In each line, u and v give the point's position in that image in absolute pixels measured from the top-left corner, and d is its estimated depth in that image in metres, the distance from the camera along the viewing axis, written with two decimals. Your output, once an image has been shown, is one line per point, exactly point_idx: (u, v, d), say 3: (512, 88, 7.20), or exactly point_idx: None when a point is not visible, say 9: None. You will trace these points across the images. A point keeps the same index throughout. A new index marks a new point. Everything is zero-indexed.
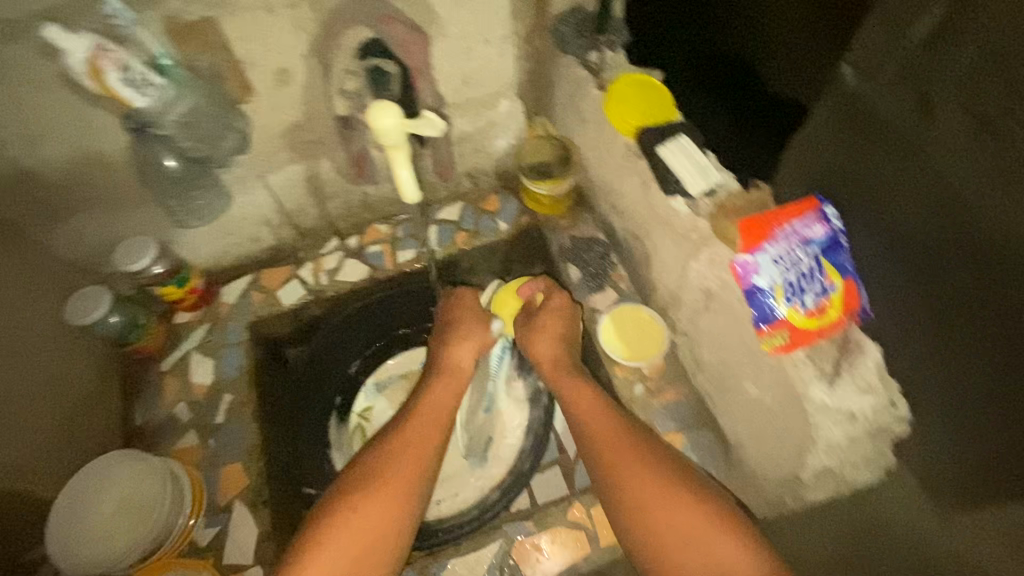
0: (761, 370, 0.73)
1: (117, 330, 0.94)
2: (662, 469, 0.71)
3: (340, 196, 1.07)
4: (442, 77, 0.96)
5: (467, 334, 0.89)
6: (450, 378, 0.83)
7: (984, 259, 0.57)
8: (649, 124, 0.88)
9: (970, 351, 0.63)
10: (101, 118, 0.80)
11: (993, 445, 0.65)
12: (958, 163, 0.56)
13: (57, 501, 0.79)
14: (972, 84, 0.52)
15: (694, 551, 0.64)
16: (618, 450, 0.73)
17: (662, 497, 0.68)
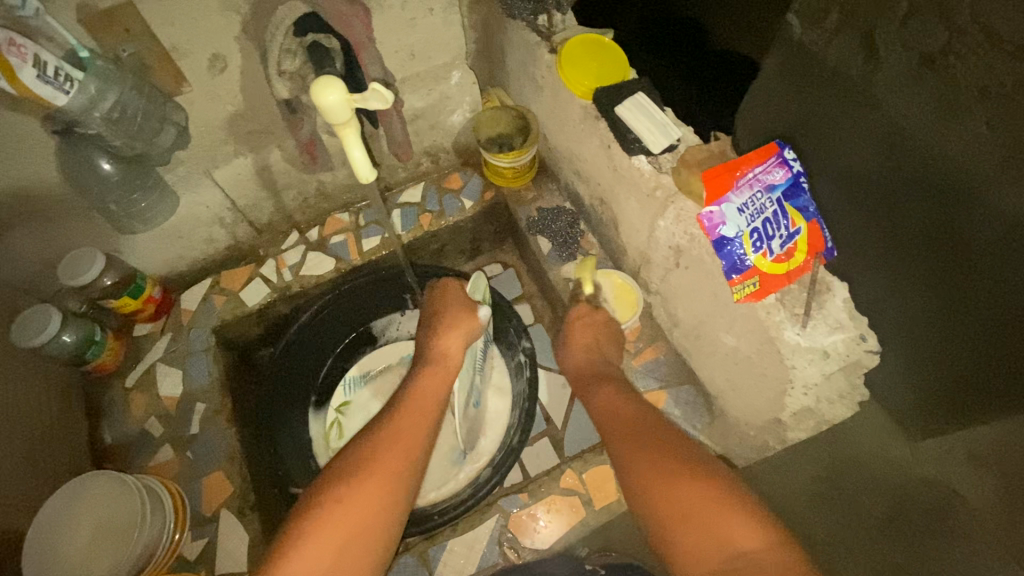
0: (734, 321, 0.74)
1: (72, 349, 0.89)
2: (648, 431, 0.73)
3: (294, 187, 1.03)
4: (390, 53, 0.93)
5: (458, 322, 0.88)
6: (438, 369, 0.82)
7: (934, 196, 0.58)
8: (604, 85, 0.85)
9: (922, 287, 0.65)
10: (19, 122, 0.74)
11: (959, 368, 0.66)
12: (903, 103, 0.57)
13: (35, 524, 0.76)
14: (912, 24, 0.53)
15: (696, 529, 0.60)
16: (631, 426, 0.74)
17: (657, 459, 0.68)
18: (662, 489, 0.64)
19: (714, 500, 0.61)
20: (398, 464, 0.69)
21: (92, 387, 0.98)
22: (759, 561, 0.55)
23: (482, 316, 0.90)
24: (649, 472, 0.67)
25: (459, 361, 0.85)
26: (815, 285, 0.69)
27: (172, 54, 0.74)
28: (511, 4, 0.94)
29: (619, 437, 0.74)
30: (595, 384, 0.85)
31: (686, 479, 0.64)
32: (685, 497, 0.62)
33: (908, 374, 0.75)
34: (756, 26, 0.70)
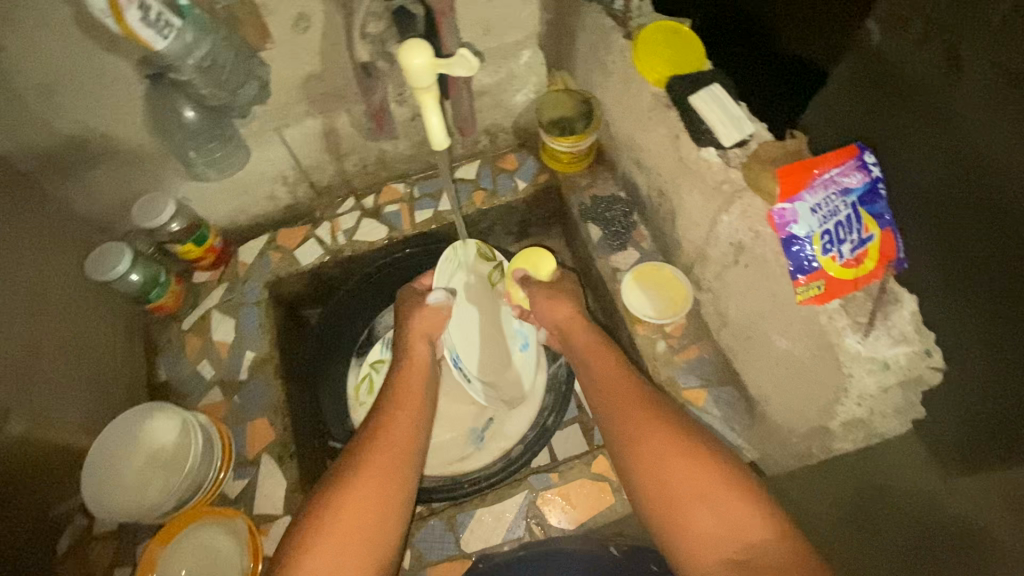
0: (792, 324, 0.73)
1: (138, 287, 0.94)
2: (641, 408, 0.73)
3: (356, 152, 1.05)
4: (464, 27, 0.94)
5: (423, 321, 0.87)
6: (415, 366, 0.83)
7: (1004, 220, 0.56)
8: (678, 74, 0.84)
9: (976, 313, 0.62)
10: (115, 64, 0.77)
11: (1005, 406, 0.63)
12: (984, 123, 0.55)
13: (88, 458, 0.81)
14: (1001, 39, 0.51)
15: (704, 507, 0.63)
16: (626, 402, 0.74)
17: (667, 442, 0.68)
18: (661, 472, 0.67)
19: (724, 487, 0.64)
20: (387, 464, 0.70)
21: (151, 326, 1.02)
22: (769, 551, 0.59)
23: (434, 305, 0.89)
24: (646, 453, 0.69)
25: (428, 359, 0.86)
26: (882, 296, 0.67)
27: (261, 9, 0.77)
28: None
29: (616, 408, 0.74)
30: (588, 356, 0.83)
31: (694, 458, 0.67)
32: (691, 482, 0.65)
33: (937, 405, 0.71)
34: (833, 30, 0.66)
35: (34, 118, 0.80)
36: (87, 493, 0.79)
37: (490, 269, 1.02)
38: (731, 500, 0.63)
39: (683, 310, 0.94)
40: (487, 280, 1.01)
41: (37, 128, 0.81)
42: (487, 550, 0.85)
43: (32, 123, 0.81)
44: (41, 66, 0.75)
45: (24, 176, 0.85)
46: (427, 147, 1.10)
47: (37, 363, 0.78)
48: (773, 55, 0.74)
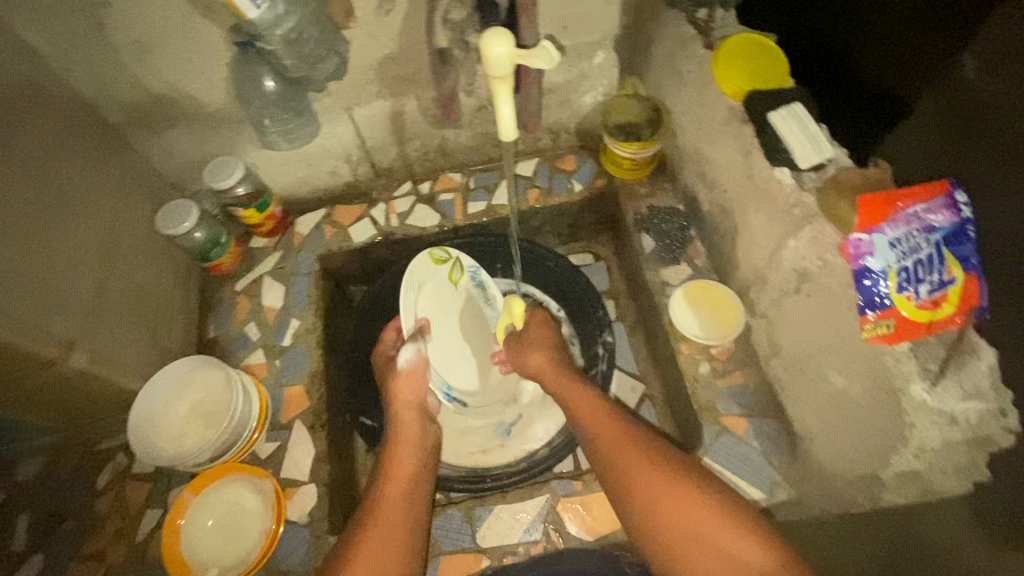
0: (855, 361, 0.69)
1: (199, 244, 0.98)
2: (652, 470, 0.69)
3: (419, 138, 1.07)
4: (543, 22, 0.94)
5: (401, 389, 0.87)
6: (404, 439, 0.82)
7: None
8: (758, 89, 0.81)
9: None
10: (208, 30, 0.81)
11: None
12: None
13: (139, 396, 0.85)
14: None
15: (704, 545, 0.63)
16: (647, 477, 0.69)
17: (670, 490, 0.67)
18: (663, 507, 0.67)
19: (721, 516, 0.64)
20: (385, 544, 0.69)
21: (207, 283, 1.06)
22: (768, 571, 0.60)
23: (406, 368, 0.88)
24: (638, 488, 0.69)
25: (418, 426, 0.84)
26: (958, 346, 0.62)
27: None
28: None
29: (636, 496, 0.69)
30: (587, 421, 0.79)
31: (682, 488, 0.67)
32: (687, 514, 0.65)
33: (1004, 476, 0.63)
34: (920, 62, 0.62)
35: (130, 74, 0.85)
36: (132, 429, 0.83)
37: (449, 270, 1.00)
38: (729, 532, 0.63)
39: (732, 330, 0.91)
40: (449, 284, 1.00)
41: (130, 84, 0.86)
42: (502, 547, 0.84)
43: (126, 79, 0.85)
44: (140, 26, 0.79)
45: (112, 128, 0.91)
46: (488, 140, 1.10)
47: (103, 304, 0.82)
48: (854, 81, 0.71)
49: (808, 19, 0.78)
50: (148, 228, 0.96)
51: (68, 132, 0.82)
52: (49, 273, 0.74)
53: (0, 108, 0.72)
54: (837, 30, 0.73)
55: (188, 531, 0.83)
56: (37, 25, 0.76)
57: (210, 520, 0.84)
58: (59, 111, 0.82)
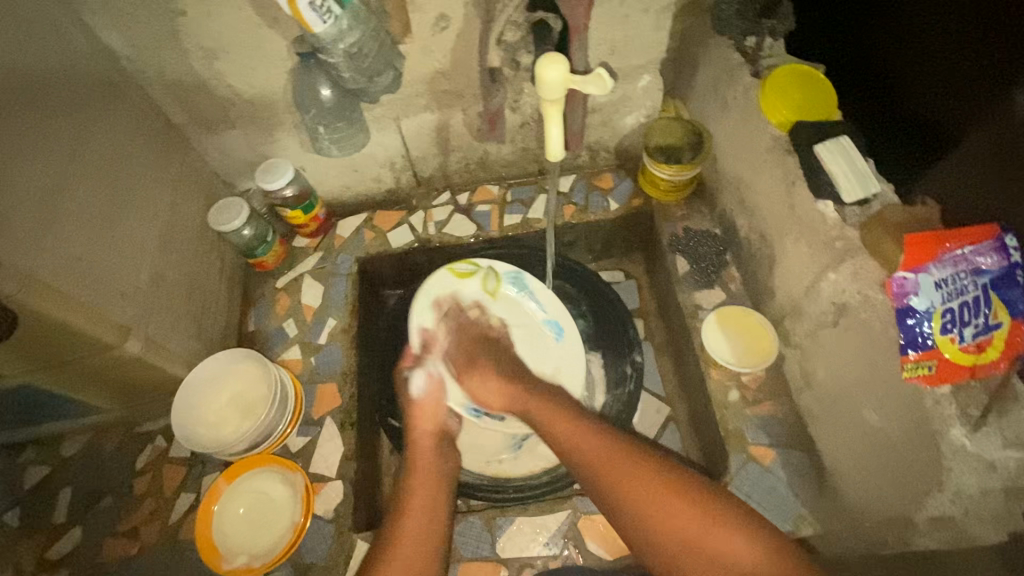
0: (892, 398, 0.68)
1: (247, 241, 1.02)
2: (652, 485, 0.69)
3: (462, 150, 1.09)
4: (592, 45, 0.96)
5: (419, 417, 0.88)
6: (421, 466, 0.82)
7: None
8: (805, 119, 0.81)
9: None
10: (273, 41, 0.85)
11: None
12: None
13: (186, 378, 0.89)
14: None
15: (693, 553, 0.65)
16: (643, 495, 0.69)
17: (665, 499, 0.68)
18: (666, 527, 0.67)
19: (709, 521, 0.66)
20: None
21: (250, 278, 1.11)
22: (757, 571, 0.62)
23: (421, 396, 0.89)
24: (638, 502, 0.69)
25: (435, 452, 0.84)
26: (1000, 391, 0.60)
27: (409, 6, 0.82)
28: (723, 21, 0.91)
29: (645, 527, 0.68)
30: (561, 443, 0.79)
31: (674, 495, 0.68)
32: (683, 522, 0.66)
33: None
34: (973, 95, 0.61)
35: (197, 78, 0.89)
36: (175, 409, 0.87)
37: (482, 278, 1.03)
38: (719, 535, 0.65)
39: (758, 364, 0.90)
40: (483, 294, 1.03)
41: (196, 88, 0.91)
42: (522, 559, 0.85)
43: (193, 83, 0.90)
44: (210, 35, 0.83)
45: (173, 127, 0.96)
46: (528, 155, 1.13)
47: (157, 294, 0.87)
48: (903, 112, 0.71)
49: (854, 48, 0.78)
50: (200, 223, 1.00)
51: (137, 131, 0.87)
52: (114, 262, 0.78)
53: (79, 107, 0.77)
54: (886, 61, 0.73)
55: (219, 518, 0.86)
56: (117, 30, 0.81)
57: (241, 508, 0.87)
58: (130, 111, 0.87)
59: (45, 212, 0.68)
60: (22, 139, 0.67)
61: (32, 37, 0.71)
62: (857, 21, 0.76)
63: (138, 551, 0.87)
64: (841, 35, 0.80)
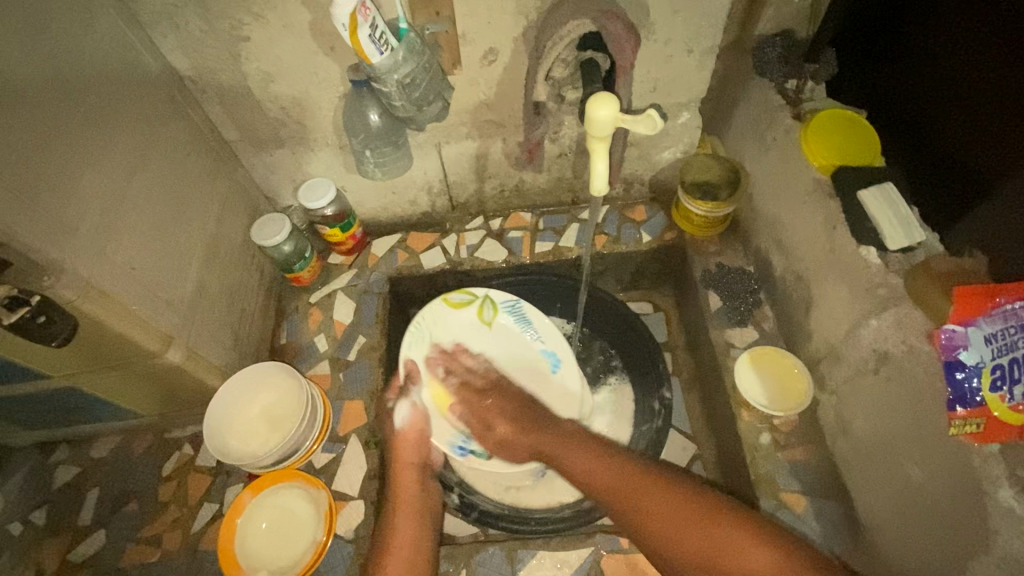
0: (936, 453, 0.66)
1: (285, 256, 1.05)
2: (666, 493, 0.71)
3: (498, 177, 1.12)
4: (634, 83, 0.98)
5: (401, 446, 0.87)
6: (403, 498, 0.83)
7: None
8: (847, 164, 0.80)
9: None
10: (328, 68, 0.88)
11: None
12: None
13: (223, 386, 0.89)
14: None
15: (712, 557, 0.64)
16: (657, 503, 0.70)
17: (678, 507, 0.69)
18: (675, 529, 0.68)
19: (722, 531, 0.66)
20: None
21: (285, 292, 1.13)
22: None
23: (405, 427, 0.88)
24: (646, 508, 0.70)
25: (418, 483, 0.85)
26: None
27: (461, 40, 0.85)
28: (765, 63, 0.91)
29: (664, 538, 0.68)
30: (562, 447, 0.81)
31: (688, 504, 0.69)
32: (699, 529, 0.66)
33: None
34: (1015, 144, 0.61)
35: (253, 100, 0.93)
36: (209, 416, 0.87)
37: (478, 308, 1.00)
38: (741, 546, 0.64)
39: (785, 410, 0.88)
40: (479, 322, 1.01)
41: (251, 109, 0.95)
42: None
43: (249, 104, 0.94)
44: (269, 60, 0.87)
45: (225, 144, 1.00)
46: (563, 184, 1.14)
47: (200, 304, 0.89)
48: (944, 159, 0.72)
49: (895, 96, 0.80)
50: (243, 237, 1.03)
51: (193, 147, 0.91)
52: (165, 272, 0.81)
53: (143, 124, 0.80)
54: (927, 109, 0.74)
55: (243, 530, 0.86)
56: (183, 53, 0.85)
57: (265, 522, 0.87)
58: (189, 128, 0.90)
59: (107, 222, 0.71)
60: (93, 151, 0.70)
61: (108, 57, 0.76)
62: (900, 71, 0.78)
63: (159, 559, 0.88)
64: (882, 82, 0.81)
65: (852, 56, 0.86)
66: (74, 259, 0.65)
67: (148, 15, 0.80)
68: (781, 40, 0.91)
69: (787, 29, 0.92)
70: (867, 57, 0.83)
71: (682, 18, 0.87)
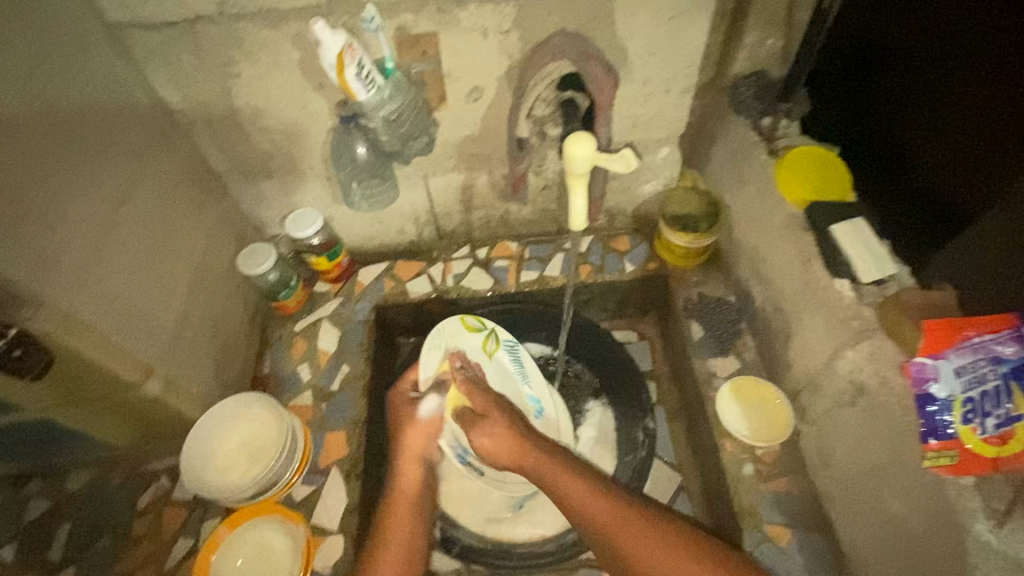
0: (913, 486, 0.67)
1: (271, 285, 1.05)
2: (624, 518, 0.71)
3: (484, 208, 1.13)
4: (615, 119, 1.01)
5: (409, 437, 0.87)
6: (404, 489, 0.83)
7: None
8: (821, 199, 0.84)
9: None
10: (316, 103, 0.90)
11: None
12: None
13: (210, 409, 0.90)
14: None
15: None
16: (618, 526, 0.70)
17: (638, 532, 0.70)
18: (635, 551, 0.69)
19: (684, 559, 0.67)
20: None
21: (269, 320, 1.13)
22: None
23: (426, 419, 0.88)
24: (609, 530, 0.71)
25: (418, 476, 0.85)
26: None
27: (447, 77, 0.88)
28: (740, 101, 0.96)
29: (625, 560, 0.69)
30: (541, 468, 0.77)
31: (644, 527, 0.70)
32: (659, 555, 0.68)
33: None
34: (991, 178, 0.63)
35: (242, 132, 0.95)
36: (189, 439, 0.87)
37: (484, 338, 1.00)
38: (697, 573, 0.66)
39: (766, 442, 0.89)
40: (483, 353, 0.99)
41: (240, 140, 0.96)
42: None
43: (238, 136, 0.96)
44: (258, 94, 0.89)
45: (214, 175, 1.01)
46: (548, 215, 1.16)
47: (182, 333, 0.88)
48: (920, 190, 0.73)
49: (868, 129, 0.81)
50: (228, 266, 1.04)
51: (182, 178, 0.92)
52: (148, 302, 0.81)
53: (132, 156, 0.82)
54: (901, 142, 0.76)
55: (217, 568, 0.84)
56: (176, 87, 0.87)
57: (240, 559, 0.85)
58: (179, 159, 0.92)
59: (92, 252, 0.71)
60: (81, 182, 0.71)
61: (99, 91, 0.77)
62: (871, 104, 0.80)
63: None
64: (854, 115, 0.84)
65: (825, 94, 0.89)
66: (53, 290, 0.65)
67: (142, 52, 0.82)
68: (753, 80, 0.96)
69: (760, 69, 0.96)
70: (839, 92, 0.86)
71: (658, 59, 0.91)
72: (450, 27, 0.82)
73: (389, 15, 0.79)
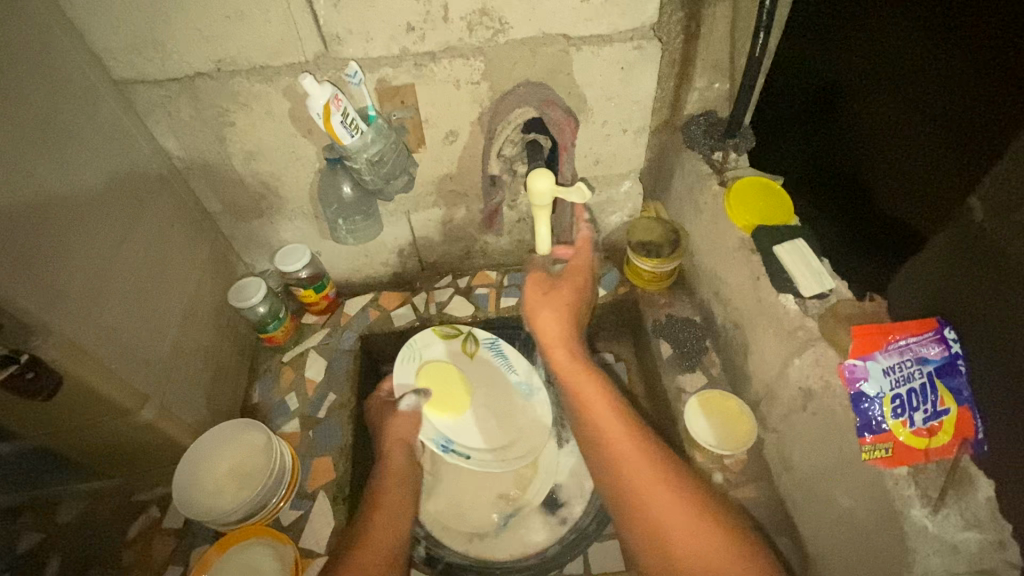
0: (858, 481, 0.73)
1: (260, 317, 1.10)
2: (651, 458, 0.72)
3: (463, 241, 1.21)
4: (580, 156, 1.10)
5: (394, 424, 0.96)
6: (390, 469, 0.90)
7: None
8: (764, 224, 0.93)
9: None
10: (304, 147, 0.98)
11: None
12: None
13: (222, 425, 0.95)
14: None
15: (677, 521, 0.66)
16: (636, 460, 0.71)
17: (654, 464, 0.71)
18: (645, 485, 0.70)
19: (689, 512, 0.67)
20: (377, 537, 0.76)
21: (258, 352, 1.17)
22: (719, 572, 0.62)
23: (405, 411, 0.98)
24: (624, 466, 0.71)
25: (403, 459, 0.92)
26: (954, 473, 0.66)
27: (425, 122, 0.97)
28: (693, 139, 1.07)
29: (633, 491, 0.70)
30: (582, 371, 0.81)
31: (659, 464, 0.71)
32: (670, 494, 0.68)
33: None
34: (936, 199, 0.67)
35: (235, 175, 1.02)
36: (191, 447, 0.91)
37: (462, 342, 1.11)
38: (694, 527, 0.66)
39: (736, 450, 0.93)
40: (462, 353, 1.11)
41: (233, 182, 1.04)
42: None
43: (230, 178, 1.03)
44: (251, 141, 0.97)
45: (207, 215, 1.08)
46: (524, 246, 1.24)
47: (175, 364, 0.93)
48: (873, 214, 0.78)
49: (824, 159, 0.89)
50: (219, 300, 1.09)
51: (177, 218, 0.98)
52: (143, 333, 0.86)
53: (131, 197, 0.88)
54: (852, 169, 0.82)
55: None
56: (175, 135, 0.95)
57: None
58: (175, 201, 0.99)
59: (94, 288, 0.77)
60: (86, 224, 0.77)
61: (102, 137, 0.83)
62: (825, 136, 0.87)
63: None
64: (808, 146, 0.92)
65: (781, 131, 0.98)
66: (59, 320, 0.70)
67: (145, 105, 0.90)
68: (702, 119, 1.07)
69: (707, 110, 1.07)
70: (796, 127, 0.94)
71: (615, 103, 1.01)
72: (427, 79, 0.91)
73: (372, 69, 0.88)
